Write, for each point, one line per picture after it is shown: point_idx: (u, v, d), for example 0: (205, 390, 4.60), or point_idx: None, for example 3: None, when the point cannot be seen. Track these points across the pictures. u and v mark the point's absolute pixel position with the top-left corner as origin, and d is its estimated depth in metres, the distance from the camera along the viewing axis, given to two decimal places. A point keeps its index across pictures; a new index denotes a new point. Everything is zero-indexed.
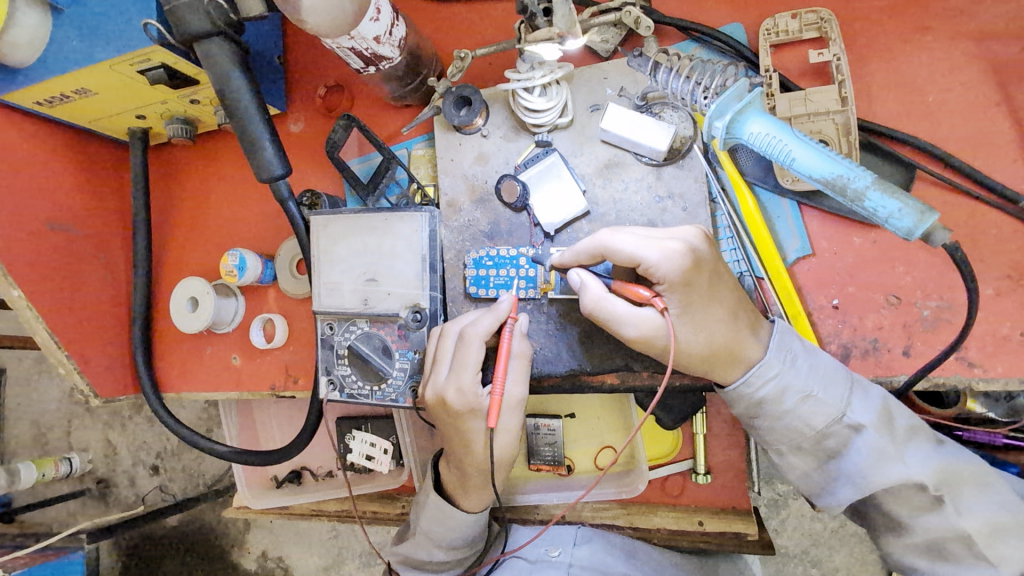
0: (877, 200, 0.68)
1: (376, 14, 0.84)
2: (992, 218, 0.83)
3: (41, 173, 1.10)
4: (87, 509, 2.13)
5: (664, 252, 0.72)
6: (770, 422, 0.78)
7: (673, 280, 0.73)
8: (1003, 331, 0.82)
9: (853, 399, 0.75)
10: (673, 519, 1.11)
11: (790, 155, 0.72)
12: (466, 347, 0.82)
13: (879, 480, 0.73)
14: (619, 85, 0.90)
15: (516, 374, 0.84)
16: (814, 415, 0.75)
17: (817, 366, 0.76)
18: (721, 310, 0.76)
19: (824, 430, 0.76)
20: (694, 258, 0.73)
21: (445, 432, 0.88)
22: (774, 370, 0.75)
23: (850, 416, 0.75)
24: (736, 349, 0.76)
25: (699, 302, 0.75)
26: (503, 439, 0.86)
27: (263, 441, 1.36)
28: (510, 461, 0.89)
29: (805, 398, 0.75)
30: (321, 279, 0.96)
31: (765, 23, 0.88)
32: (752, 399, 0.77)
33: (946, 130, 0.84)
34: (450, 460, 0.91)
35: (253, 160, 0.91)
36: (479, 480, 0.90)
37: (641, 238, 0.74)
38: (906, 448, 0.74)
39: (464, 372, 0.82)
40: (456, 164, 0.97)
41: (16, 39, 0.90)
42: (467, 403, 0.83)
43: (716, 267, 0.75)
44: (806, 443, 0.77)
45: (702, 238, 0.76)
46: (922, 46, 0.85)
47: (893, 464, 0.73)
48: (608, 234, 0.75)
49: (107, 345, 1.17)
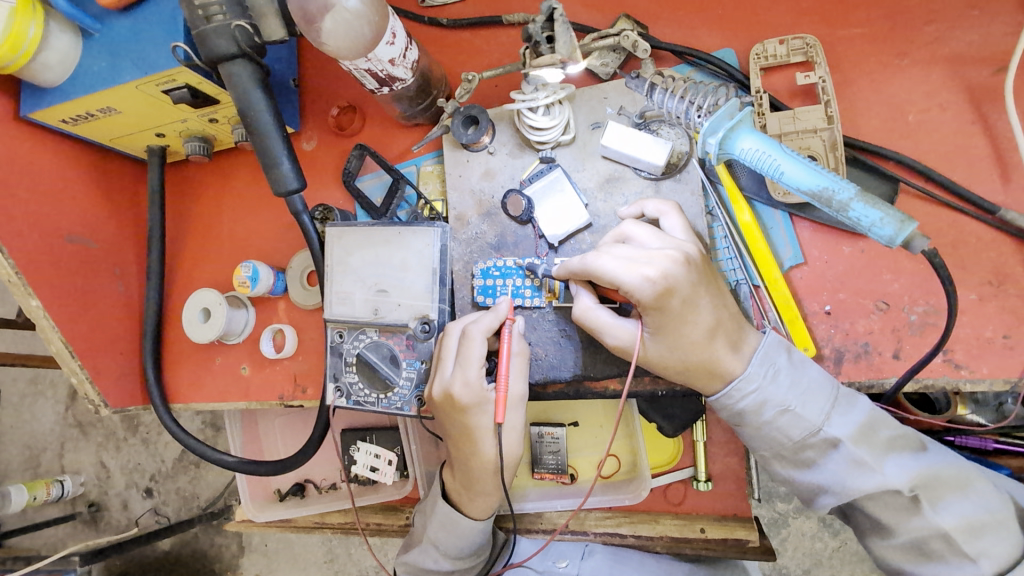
0: (860, 210, 0.72)
1: (392, 38, 0.88)
2: (971, 228, 0.87)
3: (63, 188, 1.14)
4: (77, 533, 2.11)
5: (638, 279, 0.73)
6: (751, 431, 0.80)
7: (647, 305, 0.74)
8: (987, 334, 0.86)
9: (832, 413, 0.77)
10: (676, 526, 1.13)
11: (779, 169, 0.76)
12: (469, 343, 0.85)
13: (853, 487, 0.75)
14: (618, 104, 0.96)
15: (517, 372, 0.87)
16: (792, 427, 0.77)
17: (800, 382, 0.77)
18: (696, 334, 0.77)
19: (801, 442, 0.77)
20: (670, 286, 0.73)
21: (452, 434, 0.89)
22: (754, 384, 0.78)
23: (827, 430, 0.76)
24: (712, 367, 0.78)
25: (674, 324, 0.77)
26: (510, 439, 0.88)
27: (267, 453, 1.38)
28: (516, 464, 0.91)
29: (783, 411, 0.77)
30: (333, 289, 1.00)
31: (754, 48, 0.94)
32: (734, 409, 0.80)
33: (926, 146, 0.90)
34: (456, 464, 0.93)
35: (270, 175, 0.96)
36: (485, 484, 0.91)
37: (621, 261, 0.75)
38: (885, 457, 0.75)
39: (468, 367, 0.85)
40: (464, 180, 1.02)
41: (48, 60, 0.96)
42: (474, 396, 0.85)
43: (694, 292, 0.76)
44: (786, 452, 0.79)
45: (682, 261, 0.75)
46: (900, 70, 0.91)
47: (868, 472, 0.74)
48: (595, 257, 0.77)
49: (119, 355, 1.19)
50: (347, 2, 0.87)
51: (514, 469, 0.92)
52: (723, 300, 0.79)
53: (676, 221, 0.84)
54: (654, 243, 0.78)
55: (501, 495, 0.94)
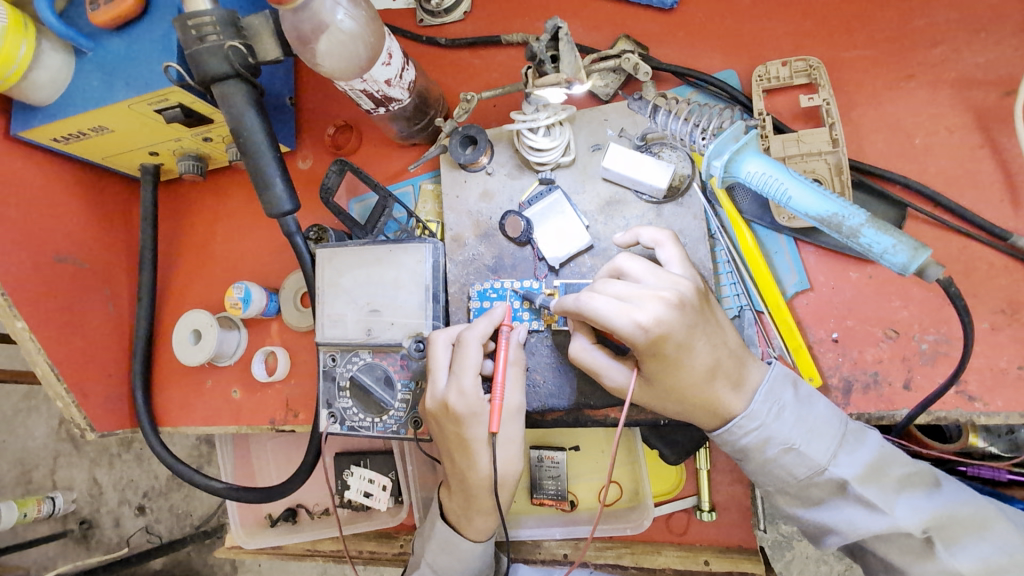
0: (871, 236, 0.69)
1: (388, 59, 0.87)
2: (982, 254, 0.85)
3: (54, 208, 1.12)
4: (67, 551, 2.06)
5: (631, 326, 0.69)
6: (754, 468, 0.77)
7: (642, 350, 0.71)
8: (1001, 364, 0.83)
9: (839, 452, 0.73)
10: (679, 559, 1.08)
11: (786, 194, 0.73)
12: (464, 349, 0.82)
13: (862, 528, 0.72)
14: (619, 126, 0.94)
15: (512, 382, 0.84)
16: (797, 466, 0.74)
17: (805, 418, 0.74)
18: (694, 375, 0.73)
19: (807, 480, 0.74)
20: (664, 333, 0.70)
21: (448, 448, 0.85)
22: (757, 421, 0.74)
23: (833, 470, 0.73)
24: (711, 406, 0.75)
25: (670, 369, 0.73)
26: (505, 452, 0.84)
27: (259, 478, 1.34)
28: (515, 479, 0.86)
29: (787, 450, 0.74)
30: (325, 311, 0.97)
31: (757, 70, 0.92)
32: (737, 445, 0.76)
33: (934, 170, 0.88)
34: (452, 482, 0.89)
35: (264, 197, 0.93)
36: (483, 501, 0.87)
37: (614, 303, 0.71)
38: (895, 498, 0.72)
39: (463, 374, 0.81)
40: (462, 201, 0.99)
41: (39, 79, 0.95)
42: (469, 407, 0.80)
43: (690, 335, 0.72)
44: (791, 489, 0.76)
45: (676, 305, 0.71)
46: (906, 93, 0.90)
47: (878, 513, 0.71)
48: (587, 296, 0.73)
49: (106, 378, 1.16)
50: (342, 24, 0.85)
51: (511, 489, 0.87)
52: (722, 338, 0.75)
53: (673, 252, 0.80)
54: (649, 279, 0.74)
55: (500, 514, 0.90)
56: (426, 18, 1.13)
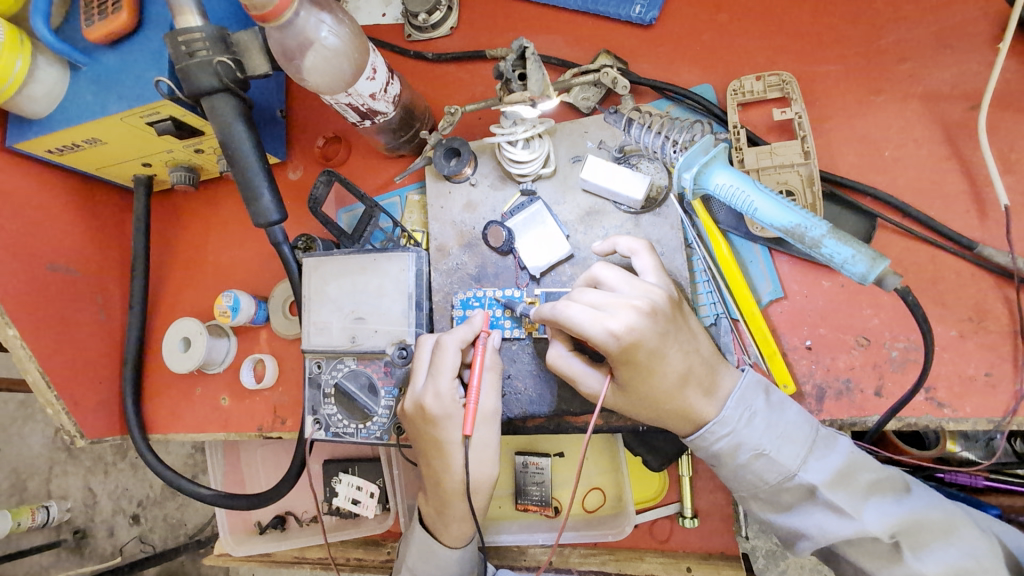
0: (833, 247, 0.71)
1: (372, 73, 0.89)
2: (950, 263, 0.87)
3: (48, 218, 1.14)
4: (61, 561, 2.06)
5: (603, 333, 0.71)
6: (727, 473, 0.78)
7: (614, 358, 0.73)
8: (969, 371, 0.85)
9: (809, 458, 0.75)
10: (662, 565, 1.08)
11: (752, 206, 0.76)
12: (442, 353, 0.84)
13: (830, 533, 0.73)
14: (598, 138, 0.97)
15: (489, 387, 0.86)
16: (767, 471, 0.75)
17: (776, 425, 0.76)
18: (666, 382, 0.75)
19: (777, 486, 0.75)
20: (635, 340, 0.71)
21: (424, 451, 0.87)
22: (729, 427, 0.76)
23: (803, 475, 0.74)
24: (683, 413, 0.77)
25: (643, 376, 0.74)
26: (480, 455, 0.85)
27: (249, 486, 1.35)
28: (488, 485, 0.87)
29: (758, 455, 0.75)
30: (310, 319, 0.99)
31: (731, 84, 0.95)
32: (709, 451, 0.78)
33: (903, 182, 0.90)
34: (428, 487, 0.90)
35: (251, 208, 0.95)
36: (457, 507, 0.88)
37: (588, 311, 0.72)
38: (864, 503, 0.73)
39: (441, 377, 0.83)
40: (446, 212, 1.02)
41: (34, 93, 0.98)
42: (444, 408, 0.83)
43: (662, 343, 0.73)
44: (763, 494, 0.77)
45: (648, 313, 0.72)
46: (875, 107, 0.92)
47: (847, 518, 0.72)
48: (562, 304, 0.74)
49: (97, 385, 1.18)
50: (326, 40, 0.88)
51: (487, 494, 0.88)
52: (694, 345, 0.77)
53: (648, 261, 0.81)
54: (623, 288, 0.76)
55: (476, 520, 0.91)
56: (413, 33, 1.15)
